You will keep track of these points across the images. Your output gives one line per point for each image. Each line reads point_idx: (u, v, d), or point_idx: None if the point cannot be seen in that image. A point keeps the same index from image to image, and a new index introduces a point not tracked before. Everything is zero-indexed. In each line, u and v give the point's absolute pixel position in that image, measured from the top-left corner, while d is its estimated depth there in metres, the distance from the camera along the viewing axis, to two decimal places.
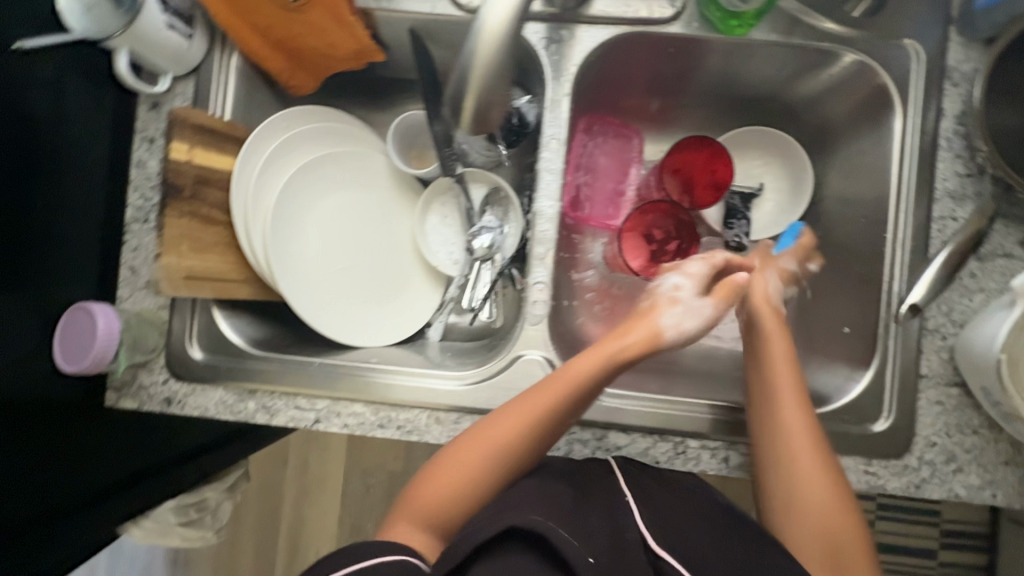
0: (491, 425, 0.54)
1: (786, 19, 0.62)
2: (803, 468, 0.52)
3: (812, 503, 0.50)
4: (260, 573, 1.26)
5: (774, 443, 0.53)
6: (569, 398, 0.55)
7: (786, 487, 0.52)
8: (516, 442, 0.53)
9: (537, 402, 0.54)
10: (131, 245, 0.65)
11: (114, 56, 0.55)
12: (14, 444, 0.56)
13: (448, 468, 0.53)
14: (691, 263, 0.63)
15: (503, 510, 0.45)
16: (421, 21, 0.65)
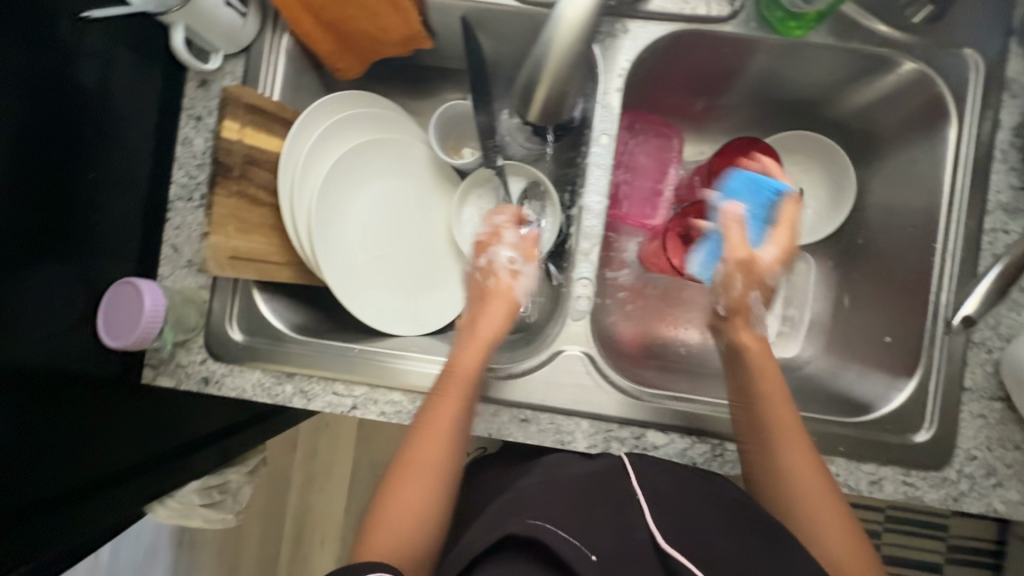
0: (423, 436, 0.54)
1: (842, 24, 0.62)
2: (802, 489, 0.51)
3: (816, 523, 0.50)
4: (267, 558, 1.26)
5: (768, 461, 0.53)
6: (466, 384, 0.56)
7: (788, 506, 0.51)
8: (449, 444, 0.55)
9: (449, 397, 0.56)
10: (174, 223, 0.66)
11: (170, 31, 0.55)
12: (51, 416, 0.56)
13: (405, 492, 0.52)
14: (507, 233, 0.64)
15: (504, 518, 0.47)
16: (474, 9, 0.64)
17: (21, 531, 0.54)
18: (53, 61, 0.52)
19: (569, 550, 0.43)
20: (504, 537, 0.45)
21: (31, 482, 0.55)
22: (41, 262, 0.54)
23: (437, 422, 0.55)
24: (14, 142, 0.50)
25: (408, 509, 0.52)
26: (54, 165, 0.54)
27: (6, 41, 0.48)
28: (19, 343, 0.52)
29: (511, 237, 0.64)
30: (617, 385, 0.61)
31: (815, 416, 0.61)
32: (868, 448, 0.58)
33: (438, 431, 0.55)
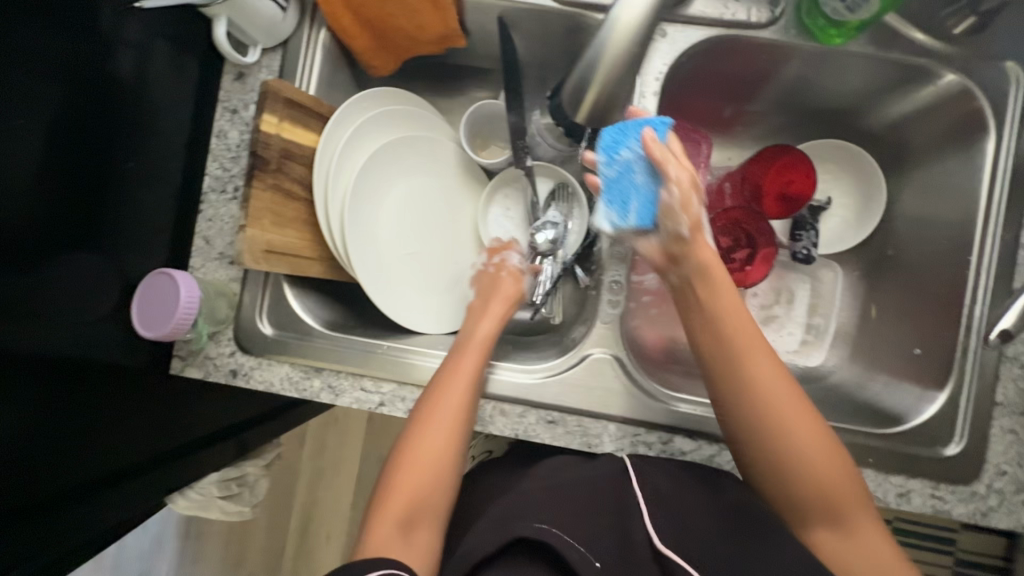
0: (438, 395, 0.55)
1: (882, 34, 0.62)
2: (785, 425, 0.49)
3: (803, 458, 0.49)
4: (269, 557, 1.22)
5: (745, 399, 0.50)
6: (482, 350, 0.59)
7: (772, 443, 0.50)
8: (465, 405, 0.55)
9: (465, 359, 0.57)
10: (208, 215, 0.66)
11: (213, 24, 0.55)
12: (79, 403, 0.56)
13: (419, 451, 0.54)
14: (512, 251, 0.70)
15: (508, 519, 0.50)
16: (511, 9, 0.64)
17: (46, 518, 0.54)
18: (91, 50, 0.53)
19: (575, 556, 0.46)
20: (511, 541, 0.48)
21: (58, 469, 0.55)
22: (73, 250, 0.54)
23: (444, 393, 0.55)
24: (50, 129, 0.50)
25: (421, 475, 0.53)
26: (89, 154, 0.54)
27: (46, 29, 0.48)
28: (49, 329, 0.52)
29: (520, 251, 0.71)
30: (646, 390, 0.60)
31: (842, 426, 0.60)
32: (898, 460, 0.58)
33: (448, 403, 0.55)
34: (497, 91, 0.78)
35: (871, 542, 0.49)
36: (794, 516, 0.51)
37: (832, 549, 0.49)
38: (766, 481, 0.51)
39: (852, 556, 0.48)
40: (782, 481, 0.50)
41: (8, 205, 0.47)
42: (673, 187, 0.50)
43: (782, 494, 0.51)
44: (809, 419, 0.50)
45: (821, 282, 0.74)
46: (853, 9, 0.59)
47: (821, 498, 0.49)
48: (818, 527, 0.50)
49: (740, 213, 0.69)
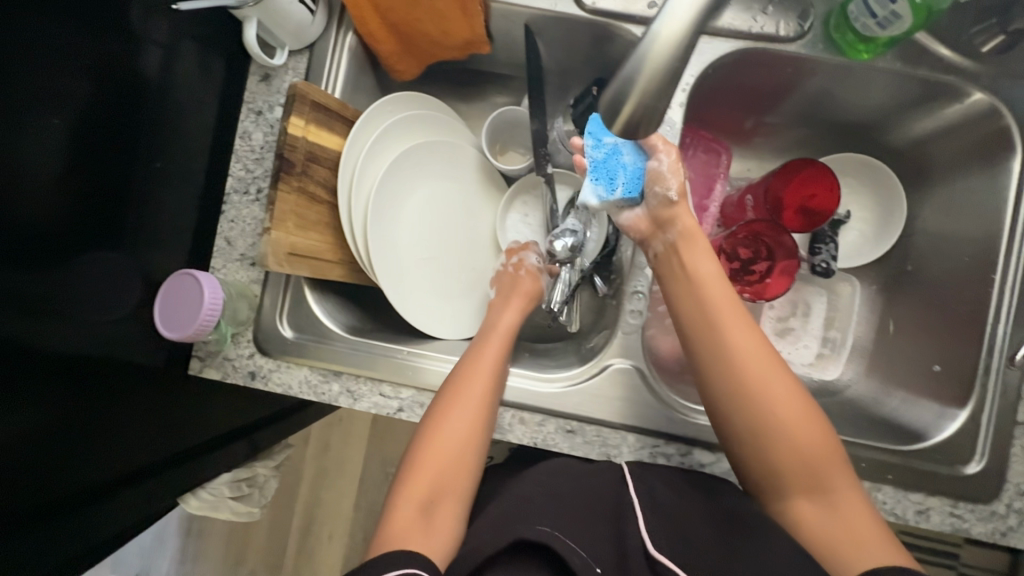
0: (466, 378, 0.56)
1: (911, 50, 0.62)
2: (763, 394, 0.50)
3: (782, 438, 0.50)
4: (269, 560, 1.20)
5: (724, 367, 0.51)
6: (506, 339, 0.61)
7: (750, 412, 0.50)
8: (491, 390, 0.56)
9: (490, 346, 0.60)
10: (230, 216, 0.66)
11: (243, 26, 0.55)
12: (97, 402, 0.56)
13: (443, 432, 0.54)
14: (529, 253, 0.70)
15: (511, 522, 0.47)
16: (538, 16, 0.64)
17: (61, 520, 0.54)
18: (116, 48, 0.52)
19: (577, 560, 0.44)
20: (513, 543, 0.45)
21: (74, 469, 0.54)
22: (94, 248, 0.54)
23: (471, 376, 0.56)
24: (73, 127, 0.50)
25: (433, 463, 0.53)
26: (110, 152, 0.54)
27: (69, 26, 0.48)
28: (67, 328, 0.52)
29: (536, 251, 0.71)
30: (666, 401, 0.61)
31: (861, 441, 0.60)
32: (918, 478, 0.57)
33: (473, 387, 0.56)
34: (517, 97, 0.78)
35: (854, 515, 0.48)
36: (775, 488, 0.51)
37: (812, 520, 0.49)
38: (747, 454, 0.52)
39: (835, 528, 0.48)
40: (762, 452, 0.51)
41: (26, 203, 0.47)
42: (660, 156, 0.56)
43: (761, 465, 0.51)
44: (788, 389, 0.51)
45: (838, 295, 0.74)
46: (884, 26, 0.58)
47: (799, 466, 0.50)
48: (797, 498, 0.50)
49: (761, 226, 0.69)
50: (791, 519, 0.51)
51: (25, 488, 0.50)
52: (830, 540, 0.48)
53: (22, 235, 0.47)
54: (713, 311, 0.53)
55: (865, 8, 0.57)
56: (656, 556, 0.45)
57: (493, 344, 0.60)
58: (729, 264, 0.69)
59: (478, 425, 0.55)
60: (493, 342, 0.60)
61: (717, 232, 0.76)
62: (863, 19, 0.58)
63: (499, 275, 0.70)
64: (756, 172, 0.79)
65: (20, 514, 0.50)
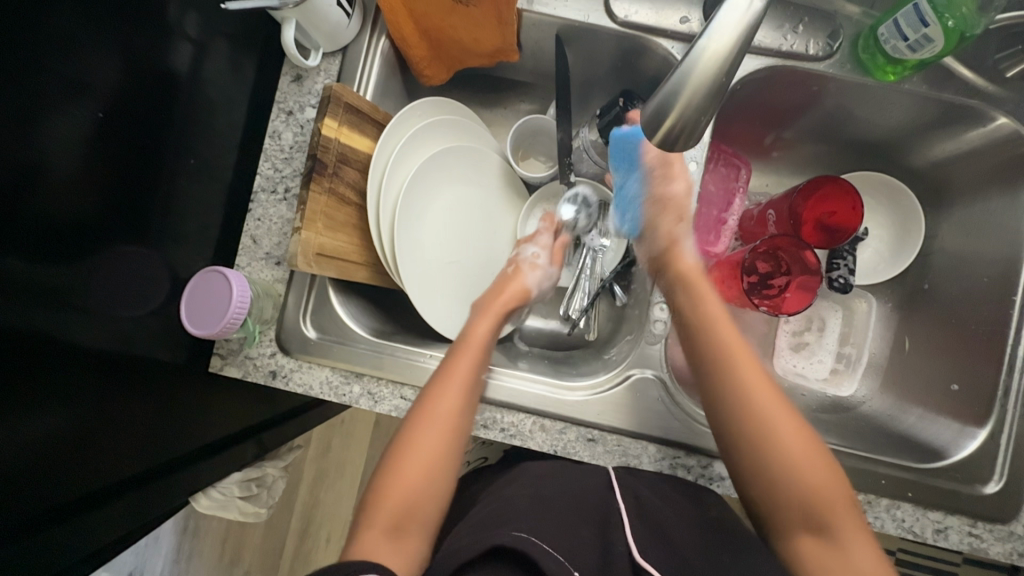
0: (433, 393, 0.55)
1: (936, 73, 0.63)
2: (770, 423, 0.50)
3: (793, 478, 0.49)
4: (264, 563, 1.18)
5: (731, 394, 0.52)
6: (479, 349, 0.59)
7: (755, 441, 0.50)
8: (461, 405, 0.55)
9: (458, 361, 0.57)
10: (256, 214, 0.62)
11: (282, 27, 0.55)
12: (117, 398, 0.55)
13: (410, 448, 0.53)
14: (528, 247, 0.69)
15: (489, 529, 0.48)
16: (569, 27, 0.65)
17: (73, 516, 0.53)
18: (149, 42, 0.52)
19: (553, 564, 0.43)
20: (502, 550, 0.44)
21: (91, 465, 0.54)
22: (117, 241, 0.54)
23: (438, 399, 0.54)
24: (101, 118, 0.49)
25: (402, 485, 0.52)
26: (138, 146, 0.54)
27: (107, 18, 0.48)
28: (89, 322, 0.51)
29: (542, 240, 0.70)
30: (688, 412, 0.60)
31: (878, 458, 0.60)
32: (937, 496, 0.58)
33: (440, 409, 0.54)
34: (541, 106, 0.79)
35: (862, 561, 0.46)
36: (776, 520, 0.50)
37: (813, 554, 0.48)
38: (752, 487, 0.51)
39: (838, 565, 0.47)
40: (768, 483, 0.50)
41: (53, 191, 0.46)
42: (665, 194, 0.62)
43: (766, 500, 0.50)
44: (793, 420, 0.51)
45: (853, 312, 0.74)
46: (915, 49, 0.58)
47: (799, 498, 0.49)
48: (799, 532, 0.49)
49: (783, 241, 0.68)
50: (793, 554, 0.49)
51: (38, 485, 0.49)
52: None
53: (48, 224, 0.46)
54: (722, 344, 0.54)
55: (896, 31, 0.58)
56: (641, 561, 0.48)
57: (462, 358, 0.57)
58: (748, 279, 0.68)
59: (445, 448, 0.54)
60: (463, 356, 0.58)
61: (735, 245, 0.77)
62: (894, 41, 0.58)
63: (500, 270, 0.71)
64: (774, 188, 0.80)
65: (32, 509, 0.49)
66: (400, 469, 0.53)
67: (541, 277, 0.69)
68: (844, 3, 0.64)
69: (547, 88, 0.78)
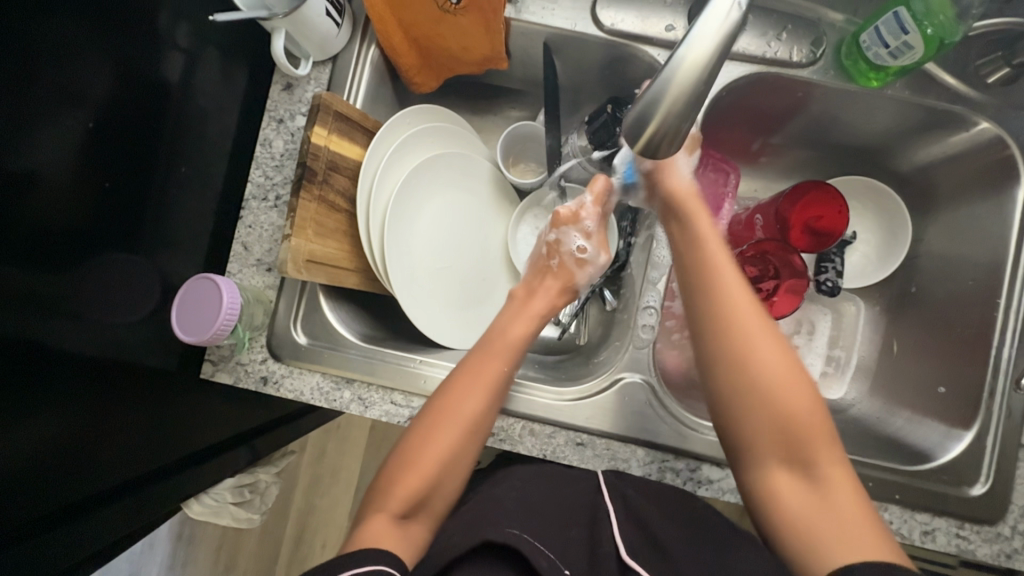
0: (460, 390, 0.54)
1: (919, 79, 0.64)
2: (759, 360, 0.50)
3: (773, 397, 0.49)
4: (259, 569, 1.18)
5: (726, 331, 0.51)
6: (512, 352, 0.57)
7: (741, 374, 0.50)
8: (488, 406, 0.54)
9: (490, 363, 0.55)
10: (247, 221, 0.62)
11: (272, 37, 0.56)
12: (108, 404, 0.55)
13: (430, 440, 0.52)
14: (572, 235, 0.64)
15: (480, 526, 0.51)
16: (557, 35, 0.66)
17: (63, 524, 0.53)
18: (139, 50, 0.53)
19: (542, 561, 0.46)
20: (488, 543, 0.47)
21: (82, 472, 0.54)
22: (109, 249, 0.54)
23: (464, 399, 0.53)
24: (92, 127, 0.50)
25: (407, 482, 0.50)
26: (129, 154, 0.54)
27: (97, 29, 0.49)
28: (79, 329, 0.52)
29: (583, 226, 0.63)
30: (676, 415, 0.61)
31: (866, 461, 0.61)
32: (925, 499, 0.58)
33: (462, 410, 0.53)
34: (531, 112, 0.80)
35: (840, 501, 0.46)
36: (755, 456, 0.50)
37: (790, 494, 0.47)
38: (738, 419, 0.50)
39: (813, 507, 0.46)
40: (751, 415, 0.50)
41: (46, 201, 0.47)
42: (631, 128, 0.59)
43: (745, 431, 0.50)
44: (785, 358, 0.50)
45: (842, 315, 0.75)
46: (896, 55, 0.59)
47: (781, 432, 0.48)
48: (778, 468, 0.49)
49: (770, 245, 0.69)
50: (768, 490, 0.49)
51: (30, 492, 0.49)
52: (801, 516, 0.46)
53: (38, 232, 0.47)
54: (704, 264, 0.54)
55: (878, 38, 0.58)
56: (628, 561, 0.52)
57: (494, 359, 0.56)
58: None
59: (461, 451, 0.52)
60: (496, 355, 0.56)
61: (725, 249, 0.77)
62: (875, 48, 0.59)
63: (535, 258, 0.65)
64: (762, 193, 0.81)
65: (22, 518, 0.49)
66: (416, 458, 0.51)
67: (591, 268, 0.64)
68: (828, 11, 0.65)
69: (537, 95, 0.78)
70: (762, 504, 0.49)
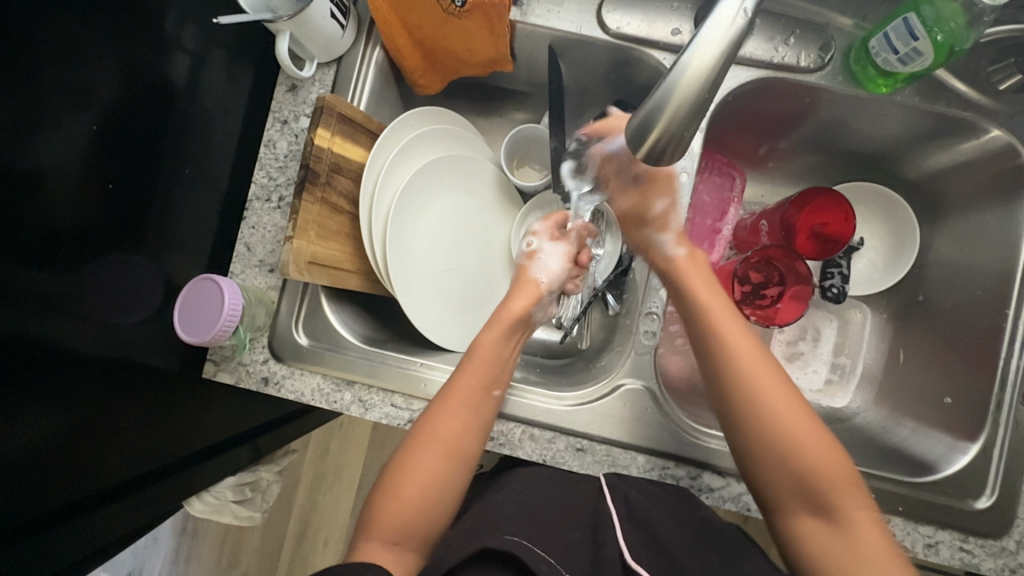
0: (436, 411, 0.54)
1: (929, 86, 0.63)
2: (768, 410, 0.50)
3: (791, 446, 0.49)
4: (261, 564, 1.18)
5: (730, 384, 0.51)
6: (492, 367, 0.57)
7: (754, 429, 0.50)
8: (465, 424, 0.54)
9: (464, 381, 0.55)
10: (251, 222, 0.63)
11: (277, 38, 0.56)
12: (108, 403, 0.55)
13: (413, 463, 0.52)
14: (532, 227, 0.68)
15: (480, 532, 0.50)
16: (562, 38, 0.65)
17: (62, 523, 0.53)
18: (143, 50, 0.53)
19: (542, 565, 0.46)
20: (480, 551, 0.47)
21: (83, 471, 0.54)
22: (111, 248, 0.54)
23: (437, 420, 0.53)
24: (96, 129, 0.50)
25: (394, 511, 0.50)
26: (132, 154, 0.54)
27: (104, 31, 0.49)
28: (80, 328, 0.52)
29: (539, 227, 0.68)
30: (677, 422, 0.60)
31: (869, 472, 0.60)
32: (928, 510, 0.57)
33: (436, 433, 0.53)
34: (536, 115, 0.80)
35: (861, 535, 0.46)
36: (770, 495, 0.50)
37: (815, 536, 0.48)
38: (755, 474, 0.51)
39: (831, 542, 0.47)
40: (765, 459, 0.50)
41: (48, 202, 0.47)
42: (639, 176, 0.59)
43: (761, 477, 0.50)
44: (795, 404, 0.50)
45: (848, 322, 0.74)
46: (905, 62, 0.58)
47: (798, 478, 0.48)
48: (797, 508, 0.49)
49: (775, 251, 0.68)
50: (787, 525, 0.50)
51: (30, 489, 0.49)
52: (825, 555, 0.47)
53: (39, 232, 0.47)
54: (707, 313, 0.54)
55: (887, 45, 0.58)
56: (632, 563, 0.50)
57: (469, 375, 0.55)
58: (740, 288, 0.68)
59: (439, 476, 0.52)
60: (472, 372, 0.56)
61: (730, 255, 0.76)
62: (884, 54, 0.59)
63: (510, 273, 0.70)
64: (769, 198, 0.80)
65: (21, 516, 0.49)
66: (399, 486, 0.51)
67: (550, 257, 0.66)
68: (837, 15, 0.64)
69: (542, 97, 0.78)
70: (789, 543, 0.50)
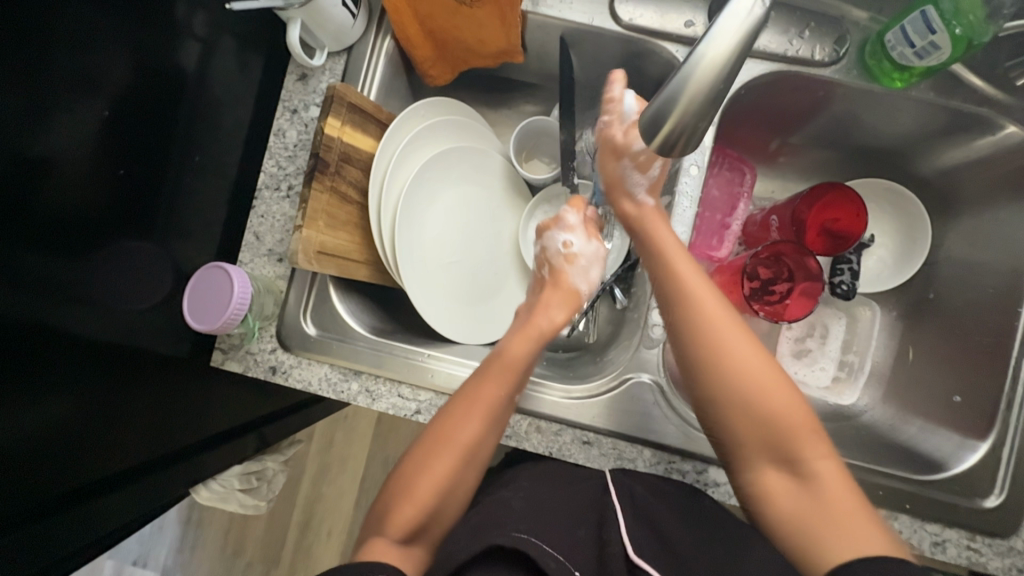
0: (458, 417, 0.53)
1: (946, 81, 0.62)
2: (736, 364, 0.49)
3: (760, 401, 0.48)
4: (264, 554, 1.19)
5: (699, 339, 0.51)
6: (517, 377, 0.56)
7: (724, 385, 0.49)
8: (487, 431, 0.54)
9: (489, 389, 0.54)
10: (260, 211, 0.63)
11: (288, 27, 0.56)
12: (115, 389, 0.55)
13: (431, 468, 0.51)
14: (567, 215, 0.62)
15: (487, 528, 0.50)
16: (575, 29, 0.65)
17: (69, 509, 0.53)
18: (154, 38, 0.53)
19: (551, 562, 0.46)
20: (487, 550, 0.47)
21: (90, 457, 0.54)
22: (121, 235, 0.54)
23: (460, 427, 0.53)
24: (107, 116, 0.50)
25: (403, 508, 0.50)
26: (142, 140, 0.54)
27: (115, 17, 0.49)
28: (91, 314, 0.52)
29: (567, 219, 0.62)
30: (685, 417, 0.60)
31: (876, 469, 0.60)
32: (936, 508, 0.57)
33: (459, 440, 0.52)
34: (545, 107, 0.79)
35: (831, 489, 0.45)
36: (739, 458, 0.50)
37: (782, 495, 0.47)
38: (724, 431, 0.50)
39: (801, 502, 0.46)
40: (736, 419, 0.49)
41: (60, 187, 0.47)
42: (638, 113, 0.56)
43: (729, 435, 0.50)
44: (764, 360, 0.50)
45: (857, 319, 0.73)
46: (922, 56, 0.58)
47: (767, 437, 0.48)
48: (765, 468, 0.49)
49: (786, 247, 0.67)
50: (759, 490, 0.49)
51: (39, 474, 0.50)
52: (791, 515, 0.46)
53: (51, 217, 0.47)
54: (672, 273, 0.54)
55: (904, 38, 0.57)
56: (637, 562, 0.51)
57: (494, 383, 0.54)
58: (749, 284, 0.67)
59: (455, 480, 0.52)
60: (498, 381, 0.54)
61: (738, 250, 0.76)
62: (901, 47, 0.58)
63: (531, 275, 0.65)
64: (780, 194, 0.79)
65: (31, 500, 0.49)
66: (412, 487, 0.51)
67: (591, 257, 0.62)
68: (852, 8, 0.64)
69: (552, 90, 0.78)
70: (757, 505, 0.49)
